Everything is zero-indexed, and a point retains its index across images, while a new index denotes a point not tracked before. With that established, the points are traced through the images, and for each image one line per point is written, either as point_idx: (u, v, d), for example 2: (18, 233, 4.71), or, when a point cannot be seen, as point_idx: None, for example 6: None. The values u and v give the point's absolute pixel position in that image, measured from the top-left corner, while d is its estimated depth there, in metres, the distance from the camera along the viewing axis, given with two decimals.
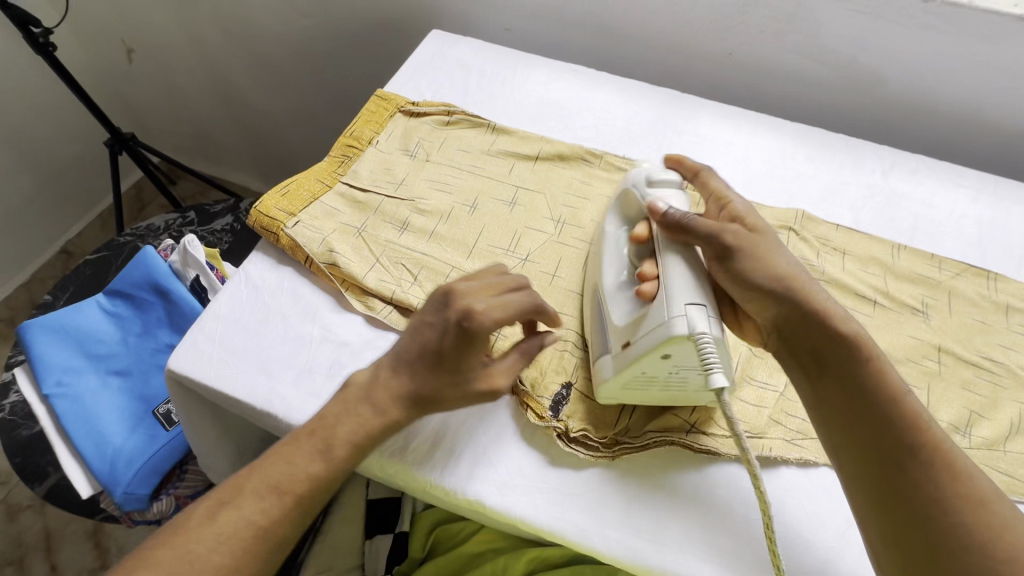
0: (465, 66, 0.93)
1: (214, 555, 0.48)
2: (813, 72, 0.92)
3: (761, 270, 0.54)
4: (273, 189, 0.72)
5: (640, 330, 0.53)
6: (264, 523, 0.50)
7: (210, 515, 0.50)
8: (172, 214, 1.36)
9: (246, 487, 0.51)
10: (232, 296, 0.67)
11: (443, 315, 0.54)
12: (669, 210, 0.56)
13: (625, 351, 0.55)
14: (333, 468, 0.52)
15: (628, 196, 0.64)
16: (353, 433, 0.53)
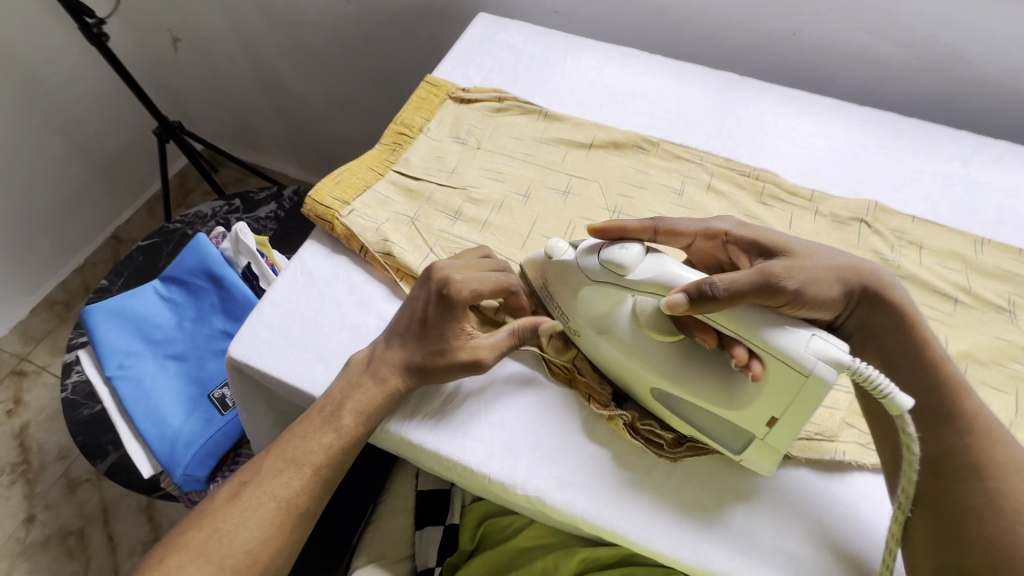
0: (514, 51, 0.91)
1: (241, 527, 0.53)
2: (886, 53, 0.86)
3: (820, 280, 0.52)
4: (327, 178, 0.72)
5: (775, 397, 0.48)
6: (287, 496, 0.55)
7: (234, 495, 0.55)
8: (218, 202, 1.38)
9: (264, 465, 0.56)
10: (289, 284, 0.67)
11: (426, 287, 0.59)
12: (695, 297, 0.48)
13: (773, 428, 0.50)
14: (345, 439, 0.56)
15: (604, 284, 0.54)
16: (359, 404, 0.57)
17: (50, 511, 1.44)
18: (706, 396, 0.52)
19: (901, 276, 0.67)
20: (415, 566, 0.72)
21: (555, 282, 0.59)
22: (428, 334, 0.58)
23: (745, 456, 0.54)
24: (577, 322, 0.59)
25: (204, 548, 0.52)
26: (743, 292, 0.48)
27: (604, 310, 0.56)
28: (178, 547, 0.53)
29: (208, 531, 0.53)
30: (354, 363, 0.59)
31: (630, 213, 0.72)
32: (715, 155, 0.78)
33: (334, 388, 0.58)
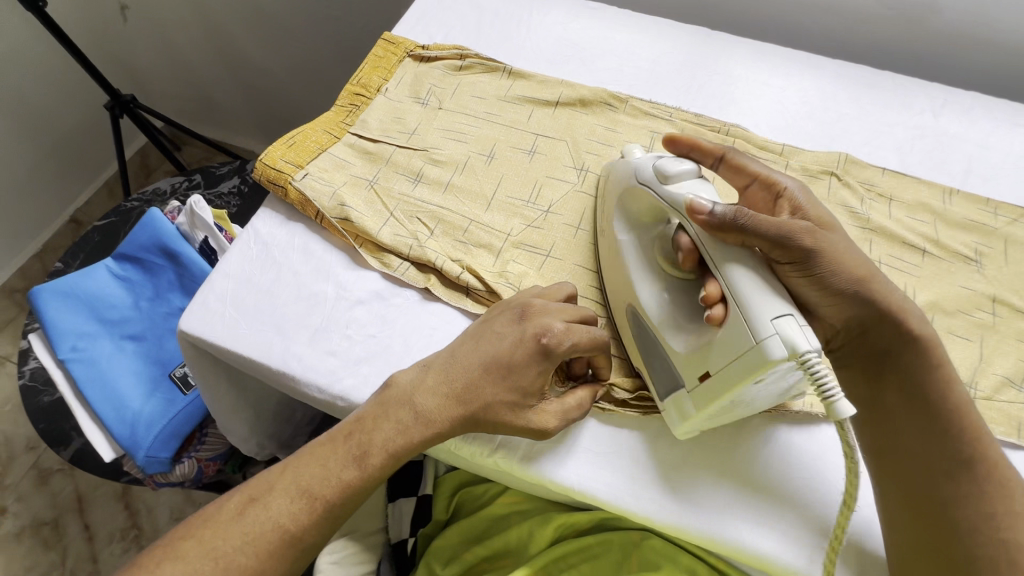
0: (477, 7, 0.87)
1: (239, 551, 0.47)
2: (857, 3, 0.84)
3: (841, 269, 0.48)
4: (279, 141, 0.68)
5: (720, 358, 0.47)
6: (292, 527, 0.48)
7: (239, 511, 0.49)
8: (177, 177, 1.32)
9: (277, 485, 0.50)
10: (242, 254, 0.64)
11: (517, 329, 0.53)
12: (717, 209, 0.47)
13: (705, 383, 0.49)
14: (369, 478, 0.50)
15: (643, 187, 0.54)
16: (388, 442, 0.50)
17: (22, 503, 1.41)
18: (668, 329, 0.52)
19: (870, 228, 0.66)
20: (389, 538, 0.70)
21: (613, 178, 0.61)
22: (520, 385, 0.51)
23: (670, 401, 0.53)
24: (607, 221, 0.61)
25: (199, 564, 0.46)
26: (763, 235, 0.46)
27: (644, 215, 0.57)
28: (172, 554, 0.47)
29: (205, 546, 0.47)
30: (395, 386, 0.53)
31: (598, 171, 0.70)
32: (685, 111, 0.76)
33: (367, 416, 0.52)
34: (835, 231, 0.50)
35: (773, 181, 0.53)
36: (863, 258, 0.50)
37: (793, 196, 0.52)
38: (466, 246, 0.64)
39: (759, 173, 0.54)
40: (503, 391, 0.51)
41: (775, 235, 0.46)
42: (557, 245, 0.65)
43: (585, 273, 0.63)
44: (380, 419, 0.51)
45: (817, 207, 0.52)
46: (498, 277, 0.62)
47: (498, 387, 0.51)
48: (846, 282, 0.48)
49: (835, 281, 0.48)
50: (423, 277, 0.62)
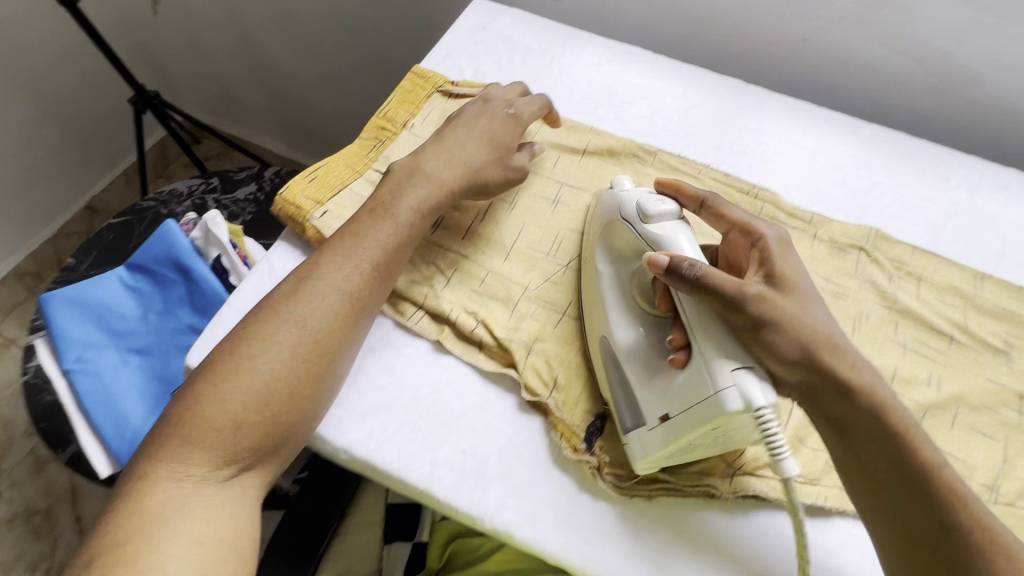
0: (509, 42, 0.86)
1: (312, 313, 0.55)
2: (898, 67, 0.82)
3: (795, 339, 0.48)
4: (300, 174, 0.67)
5: (676, 406, 0.49)
6: (351, 291, 0.57)
7: (295, 290, 0.56)
8: (195, 180, 1.32)
9: (321, 262, 0.57)
10: (254, 289, 0.63)
11: (489, 114, 0.68)
12: (678, 264, 0.49)
13: (664, 424, 0.50)
14: (399, 228, 0.60)
15: (628, 224, 0.57)
16: (415, 203, 0.61)
17: (16, 489, 1.41)
18: (638, 370, 0.54)
19: (898, 309, 0.64)
20: None
21: (598, 211, 0.63)
22: (497, 144, 0.67)
23: (630, 441, 0.54)
24: (591, 245, 0.63)
25: (277, 336, 0.53)
26: (722, 300, 0.48)
27: (624, 250, 0.59)
28: (247, 337, 0.54)
29: (275, 322, 0.54)
30: (396, 171, 0.64)
31: None
32: (714, 169, 0.74)
33: (381, 195, 0.63)
34: (797, 282, 0.51)
35: (751, 225, 0.55)
36: (826, 321, 0.50)
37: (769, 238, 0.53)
38: (481, 297, 0.63)
39: (739, 223, 0.56)
40: (485, 155, 0.66)
41: (724, 297, 0.48)
42: (575, 303, 0.64)
43: None
44: (398, 195, 0.62)
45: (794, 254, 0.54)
46: (512, 332, 0.60)
47: (477, 138, 0.66)
48: (794, 349, 0.48)
49: (777, 353, 0.48)
50: (436, 329, 0.61)
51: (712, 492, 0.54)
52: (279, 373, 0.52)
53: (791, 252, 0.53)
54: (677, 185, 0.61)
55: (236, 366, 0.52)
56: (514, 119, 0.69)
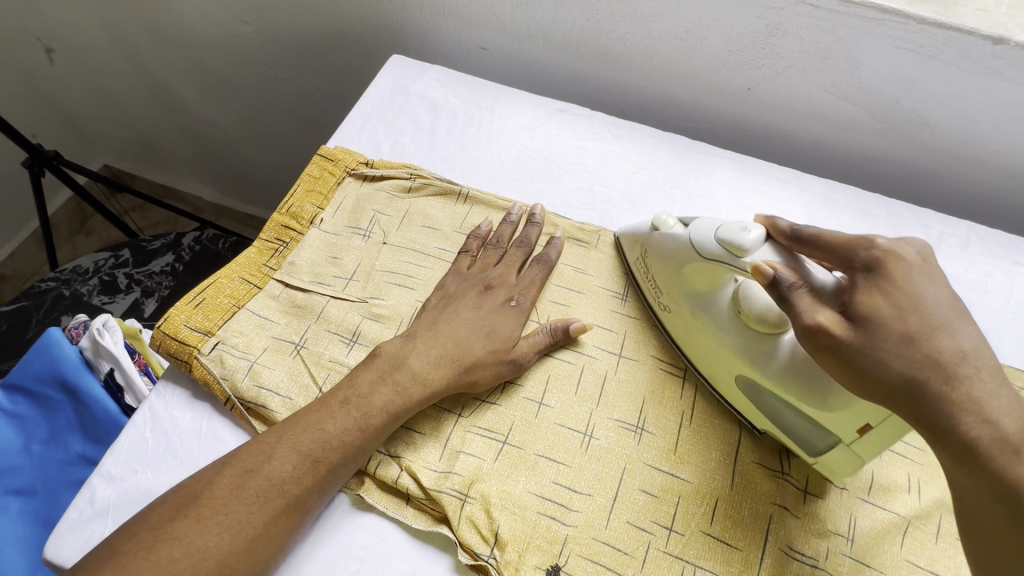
0: (432, 106, 0.77)
1: (246, 518, 0.46)
2: (848, 115, 0.76)
3: (906, 359, 0.42)
4: (184, 298, 0.58)
5: (864, 414, 0.46)
6: (297, 492, 0.48)
7: (239, 484, 0.46)
8: (102, 253, 1.18)
9: (273, 451, 0.48)
10: (133, 446, 0.53)
11: (484, 300, 0.59)
12: (780, 282, 0.46)
13: (864, 435, 0.47)
14: (369, 436, 0.51)
15: (711, 261, 0.53)
16: (389, 399, 0.52)
17: None
18: (793, 393, 0.50)
19: None
20: None
21: (654, 258, 0.60)
22: (498, 336, 0.57)
23: (825, 459, 0.52)
24: (673, 297, 0.59)
25: (200, 539, 0.44)
26: (816, 339, 0.44)
27: (705, 288, 0.57)
28: (164, 536, 0.44)
29: (203, 523, 0.44)
30: (381, 356, 0.55)
31: None
32: None
33: (360, 379, 0.53)
34: (908, 282, 0.44)
35: (852, 238, 0.48)
36: (959, 350, 0.42)
37: (875, 245, 0.46)
38: (408, 433, 0.54)
39: (836, 244, 0.48)
40: (484, 347, 0.56)
41: (810, 331, 0.44)
42: (516, 427, 0.55)
43: (550, 466, 0.54)
44: (378, 384, 0.53)
45: (927, 271, 0.45)
46: (443, 480, 0.52)
47: (482, 336, 0.57)
48: (896, 369, 0.41)
49: (870, 371, 0.42)
50: (354, 480, 0.52)
51: None
52: None
53: (910, 256, 0.46)
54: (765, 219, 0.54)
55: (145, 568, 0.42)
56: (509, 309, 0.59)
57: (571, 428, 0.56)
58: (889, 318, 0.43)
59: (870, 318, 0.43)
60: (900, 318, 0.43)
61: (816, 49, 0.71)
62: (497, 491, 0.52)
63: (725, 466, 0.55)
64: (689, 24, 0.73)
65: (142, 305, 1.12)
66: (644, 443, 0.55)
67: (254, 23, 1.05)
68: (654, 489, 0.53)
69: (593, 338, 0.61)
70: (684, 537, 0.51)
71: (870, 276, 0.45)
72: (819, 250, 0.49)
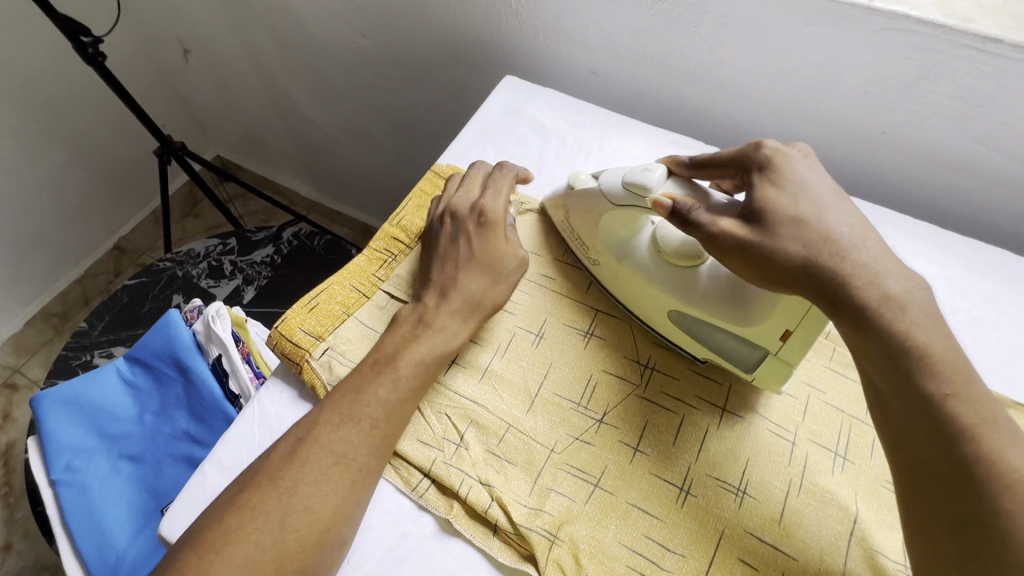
0: (540, 129, 0.77)
1: (301, 484, 0.47)
2: (1001, 169, 0.69)
3: (798, 239, 0.45)
4: (299, 301, 0.60)
5: (785, 319, 0.50)
6: (344, 451, 0.49)
7: (290, 452, 0.49)
8: (213, 239, 1.28)
9: (318, 418, 0.50)
10: (242, 438, 0.56)
11: (461, 224, 0.60)
12: (677, 208, 0.51)
13: (787, 342, 0.51)
14: (402, 388, 0.52)
15: (622, 205, 0.58)
16: (418, 356, 0.54)
17: (27, 540, 1.36)
18: (720, 310, 0.54)
19: None
20: None
21: (576, 214, 0.64)
22: (494, 267, 0.58)
23: (758, 374, 0.55)
24: (598, 250, 0.63)
25: (264, 510, 0.46)
26: (724, 244, 0.48)
27: (622, 234, 0.62)
28: (234, 508, 0.46)
29: (264, 490, 0.47)
30: (404, 318, 0.57)
31: (666, 371, 0.59)
32: None
33: (387, 343, 0.55)
34: (791, 170, 0.49)
35: (737, 153, 0.54)
36: (838, 222, 0.46)
37: (762, 148, 0.52)
38: (499, 461, 0.54)
39: (729, 158, 0.54)
40: (478, 274, 0.58)
41: (715, 237, 0.49)
42: (609, 471, 0.53)
43: (643, 517, 0.51)
44: (401, 340, 0.54)
45: (808, 162, 0.51)
46: (533, 517, 0.50)
47: (472, 265, 0.58)
48: (788, 253, 0.45)
49: (770, 261, 0.46)
50: (444, 504, 0.52)
51: None
52: (266, 552, 0.45)
53: (793, 156, 0.51)
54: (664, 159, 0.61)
55: (223, 543, 0.45)
56: (490, 223, 0.59)
57: (666, 480, 0.53)
58: (777, 202, 0.47)
59: (760, 216, 0.47)
60: (789, 202, 0.47)
61: (973, 97, 0.64)
62: (587, 538, 0.50)
63: (837, 547, 0.50)
64: (825, 61, 0.69)
65: (243, 292, 1.20)
66: (746, 508, 0.52)
67: (371, 37, 1.10)
68: (756, 561, 0.49)
69: (695, 386, 0.58)
70: None
71: (755, 179, 0.50)
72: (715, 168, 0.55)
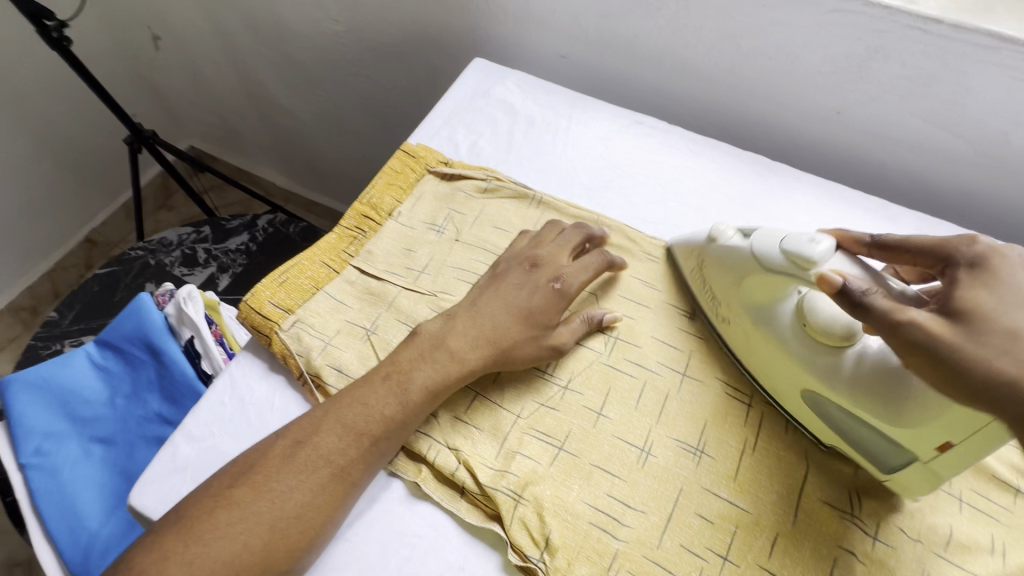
0: (510, 110, 0.79)
1: (295, 488, 0.48)
2: (945, 146, 0.72)
3: (1022, 362, 0.39)
4: (269, 276, 0.61)
5: (947, 433, 0.44)
6: (342, 462, 0.50)
7: (288, 454, 0.49)
8: (186, 228, 1.27)
9: (320, 424, 0.51)
10: (213, 410, 0.56)
11: (532, 277, 0.59)
12: (848, 288, 0.44)
13: (943, 454, 0.45)
14: (409, 412, 0.53)
15: (775, 271, 0.52)
16: (429, 379, 0.54)
17: None
18: (870, 402, 0.48)
19: None
20: None
21: (714, 266, 0.59)
22: (535, 318, 0.57)
23: (899, 477, 0.50)
24: (732, 310, 0.58)
25: (255, 506, 0.47)
26: (908, 340, 0.42)
27: (763, 299, 0.56)
28: (224, 502, 0.47)
29: (257, 490, 0.47)
30: (422, 334, 0.56)
31: (630, 340, 0.61)
32: None
33: (401, 357, 0.55)
34: (1012, 277, 0.42)
35: (940, 242, 0.47)
36: None
37: (974, 244, 0.45)
38: (466, 428, 0.55)
39: (928, 247, 0.47)
40: (522, 329, 0.57)
41: (899, 328, 0.42)
42: (573, 434, 0.55)
43: (605, 476, 0.53)
44: (420, 361, 0.54)
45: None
46: (499, 478, 0.52)
47: (517, 315, 0.57)
48: (1002, 369, 0.39)
49: (972, 373, 0.39)
50: (413, 468, 0.54)
51: None
52: (253, 546, 0.46)
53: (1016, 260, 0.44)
54: (834, 231, 0.54)
55: (209, 531, 0.46)
56: (562, 291, 0.59)
57: (628, 442, 0.55)
58: (997, 311, 0.41)
59: (969, 322, 0.41)
60: (1006, 313, 0.41)
61: (919, 75, 0.67)
62: (552, 497, 0.52)
63: (789, 501, 0.52)
64: (783, 42, 0.71)
65: (217, 280, 1.20)
66: (703, 467, 0.54)
67: (345, 22, 1.10)
68: (712, 516, 0.52)
69: (656, 353, 0.60)
70: (739, 569, 0.50)
71: (963, 278, 0.44)
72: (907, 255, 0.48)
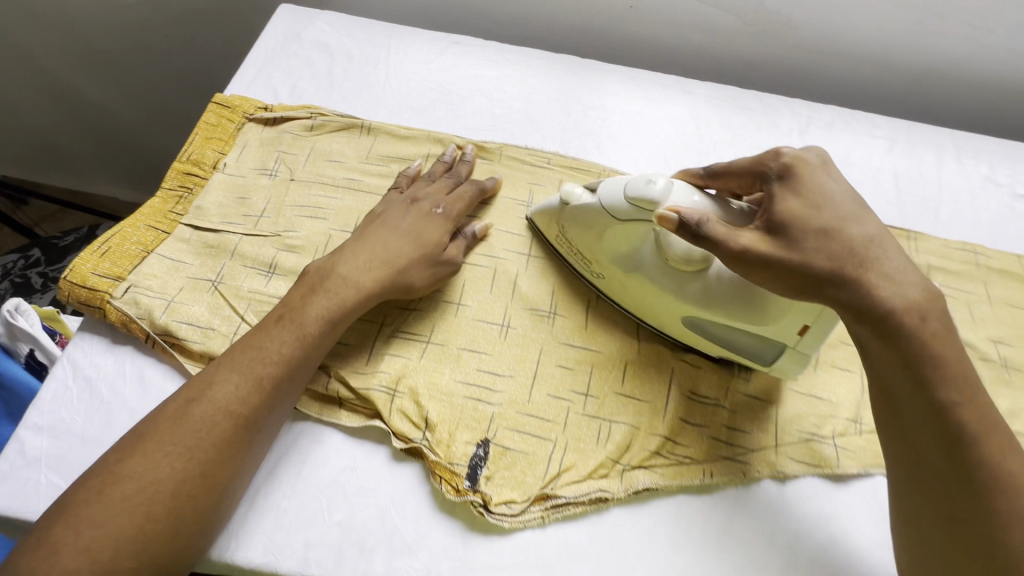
0: (327, 49, 0.78)
1: (195, 446, 0.46)
2: (719, 22, 0.83)
3: (843, 258, 0.44)
4: (87, 248, 0.58)
5: (800, 315, 0.50)
6: (242, 409, 0.48)
7: (181, 415, 0.47)
8: (10, 256, 1.13)
9: (211, 378, 0.49)
10: (56, 395, 0.53)
11: (413, 211, 0.61)
12: (683, 222, 0.47)
13: (804, 335, 0.52)
14: (309, 347, 0.52)
15: (628, 220, 0.54)
16: (324, 310, 0.54)
17: None
18: (737, 313, 0.52)
19: None
20: None
21: (573, 228, 0.60)
22: (424, 242, 0.59)
23: (776, 366, 0.56)
24: (603, 265, 0.59)
25: (154, 474, 0.44)
26: (749, 257, 0.45)
27: (624, 247, 0.57)
28: (114, 479, 0.44)
29: (151, 456, 0.45)
30: (311, 272, 0.56)
31: None
32: (564, 156, 0.72)
33: (291, 299, 0.55)
34: (814, 179, 0.47)
35: (754, 160, 0.52)
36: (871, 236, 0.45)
37: (781, 154, 0.50)
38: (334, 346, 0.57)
39: (745, 166, 0.53)
40: (410, 250, 0.58)
41: (738, 253, 0.46)
42: (438, 327, 0.59)
43: (474, 357, 0.58)
44: (311, 293, 0.54)
45: (828, 170, 0.49)
46: (371, 379, 0.55)
47: (405, 237, 0.59)
48: (817, 260, 0.44)
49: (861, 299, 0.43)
50: None
51: (606, 496, 0.52)
52: (158, 514, 0.43)
53: (811, 160, 0.49)
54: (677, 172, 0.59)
55: (101, 508, 0.42)
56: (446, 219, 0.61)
57: (489, 322, 0.60)
58: (800, 214, 0.46)
59: (785, 229, 0.45)
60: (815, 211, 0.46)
61: None
62: (425, 384, 0.55)
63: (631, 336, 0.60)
64: None
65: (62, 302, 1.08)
66: (558, 325, 0.60)
67: None
68: (570, 363, 0.58)
69: (503, 243, 0.65)
70: (600, 399, 0.57)
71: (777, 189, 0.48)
72: (732, 174, 0.54)
